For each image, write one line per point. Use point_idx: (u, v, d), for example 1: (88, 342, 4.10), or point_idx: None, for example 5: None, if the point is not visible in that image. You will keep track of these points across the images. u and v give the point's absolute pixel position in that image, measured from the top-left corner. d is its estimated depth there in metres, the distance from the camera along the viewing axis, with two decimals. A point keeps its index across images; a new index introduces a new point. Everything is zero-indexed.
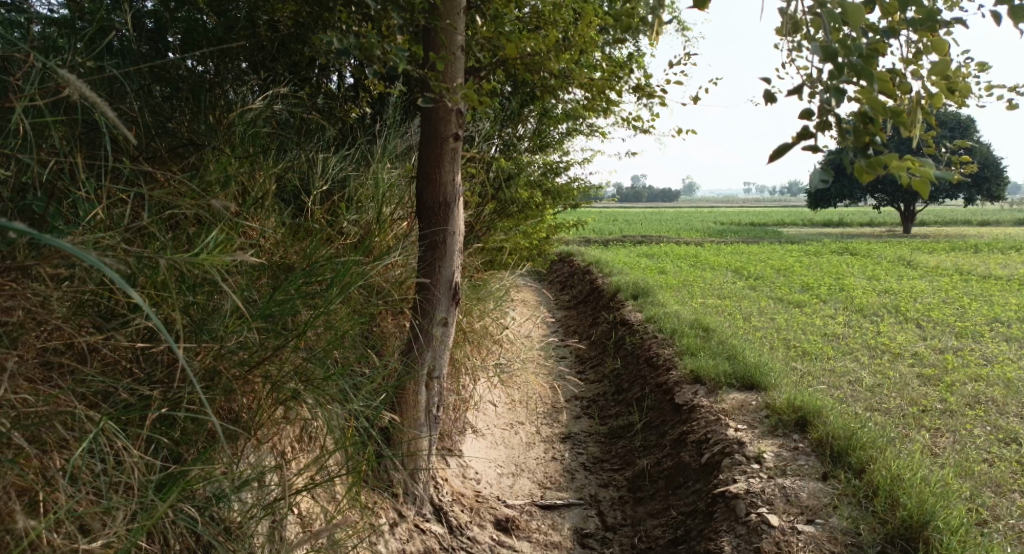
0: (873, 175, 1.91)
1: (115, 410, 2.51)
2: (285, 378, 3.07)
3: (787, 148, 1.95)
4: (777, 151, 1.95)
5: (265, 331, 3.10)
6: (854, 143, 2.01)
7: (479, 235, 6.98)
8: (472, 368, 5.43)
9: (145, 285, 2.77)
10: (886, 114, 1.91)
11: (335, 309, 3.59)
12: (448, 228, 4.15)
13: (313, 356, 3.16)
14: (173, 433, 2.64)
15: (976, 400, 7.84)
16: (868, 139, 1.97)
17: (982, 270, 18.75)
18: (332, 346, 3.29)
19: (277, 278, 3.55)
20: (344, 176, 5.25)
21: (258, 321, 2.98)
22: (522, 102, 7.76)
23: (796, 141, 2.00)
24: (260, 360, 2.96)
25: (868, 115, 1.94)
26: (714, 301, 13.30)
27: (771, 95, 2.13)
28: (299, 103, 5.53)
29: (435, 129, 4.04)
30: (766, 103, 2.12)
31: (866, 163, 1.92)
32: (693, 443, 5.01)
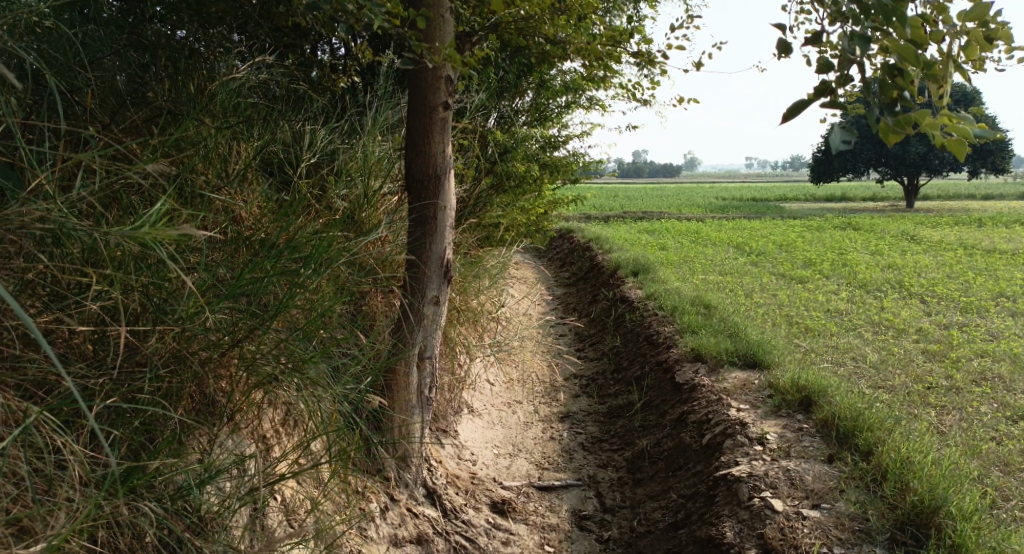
0: (902, 136, 1.74)
1: (63, 398, 2.34)
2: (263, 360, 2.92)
3: (804, 106, 1.78)
4: (793, 110, 1.77)
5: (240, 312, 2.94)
6: (876, 98, 1.84)
7: (475, 210, 6.81)
8: (467, 347, 5.29)
9: (102, 263, 2.59)
10: (915, 66, 1.74)
11: (319, 287, 3.43)
12: (439, 201, 3.97)
13: (293, 337, 3.00)
14: (138, 420, 2.49)
15: (982, 377, 7.71)
16: (895, 94, 1.81)
17: (988, 245, 18.55)
18: (314, 326, 3.13)
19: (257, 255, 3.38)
20: (333, 149, 5.07)
21: (230, 301, 2.82)
22: (519, 74, 7.55)
23: (814, 97, 1.83)
24: (234, 342, 2.80)
25: (897, 67, 1.79)
26: (716, 278, 13.14)
27: (785, 46, 1.94)
28: (285, 73, 5.34)
29: (424, 98, 3.85)
30: (780, 55, 1.94)
31: (893, 121, 1.77)
32: (694, 423, 4.88)
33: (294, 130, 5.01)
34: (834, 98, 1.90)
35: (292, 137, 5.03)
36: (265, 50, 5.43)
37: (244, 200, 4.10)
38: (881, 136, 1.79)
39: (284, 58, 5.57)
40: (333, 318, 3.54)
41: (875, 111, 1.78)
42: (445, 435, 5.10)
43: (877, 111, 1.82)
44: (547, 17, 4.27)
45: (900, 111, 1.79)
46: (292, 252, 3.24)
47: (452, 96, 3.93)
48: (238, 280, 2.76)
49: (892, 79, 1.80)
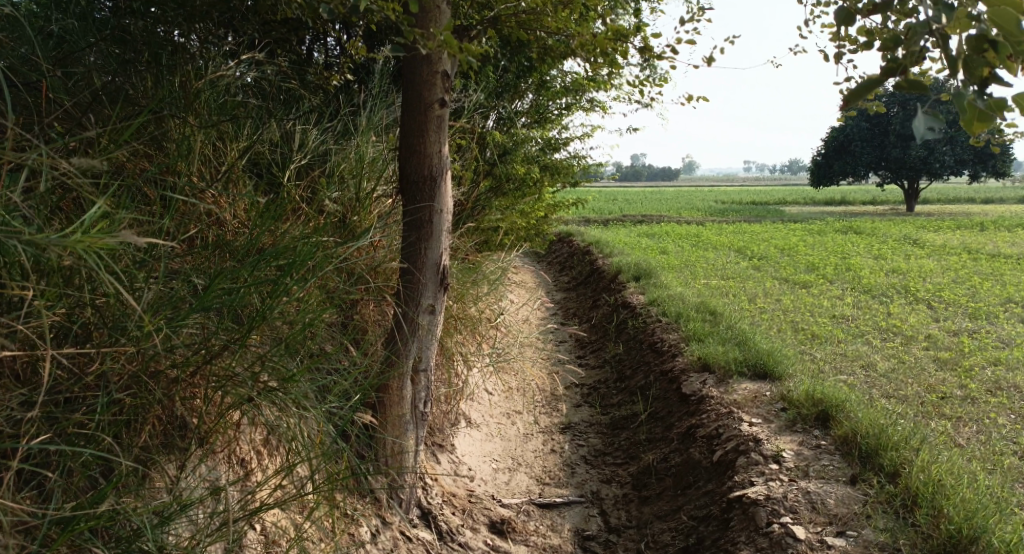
0: (990, 123, 1.55)
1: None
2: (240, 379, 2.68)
3: (868, 88, 1.60)
4: (858, 92, 1.59)
5: (215, 325, 2.70)
6: (965, 77, 1.63)
7: (473, 214, 6.58)
8: (465, 357, 5.04)
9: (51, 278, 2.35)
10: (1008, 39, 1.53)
11: (304, 297, 3.19)
12: (436, 204, 3.73)
13: (273, 353, 2.76)
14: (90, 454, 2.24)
15: (997, 387, 7.46)
16: (985, 73, 1.60)
17: (992, 248, 18.32)
18: (296, 341, 2.89)
19: (236, 261, 3.14)
20: (325, 150, 4.83)
21: (200, 315, 2.58)
22: (518, 73, 7.30)
23: (883, 77, 1.65)
24: (205, 361, 2.57)
25: (987, 42, 1.57)
26: (717, 282, 12.90)
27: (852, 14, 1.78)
28: (275, 70, 5.10)
29: (419, 95, 3.62)
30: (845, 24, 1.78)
31: (983, 106, 1.56)
32: (703, 438, 4.63)
33: (284, 129, 4.77)
34: (908, 77, 1.71)
35: (282, 136, 4.80)
36: (254, 46, 5.20)
37: (228, 203, 3.87)
38: (966, 125, 1.59)
39: (274, 55, 5.33)
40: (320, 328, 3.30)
41: (957, 95, 1.58)
42: (441, 450, 4.85)
43: (962, 93, 1.61)
44: (549, 10, 4.00)
45: (992, 93, 1.58)
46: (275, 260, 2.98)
47: (449, 92, 3.69)
48: (209, 290, 2.54)
49: (980, 55, 1.59)
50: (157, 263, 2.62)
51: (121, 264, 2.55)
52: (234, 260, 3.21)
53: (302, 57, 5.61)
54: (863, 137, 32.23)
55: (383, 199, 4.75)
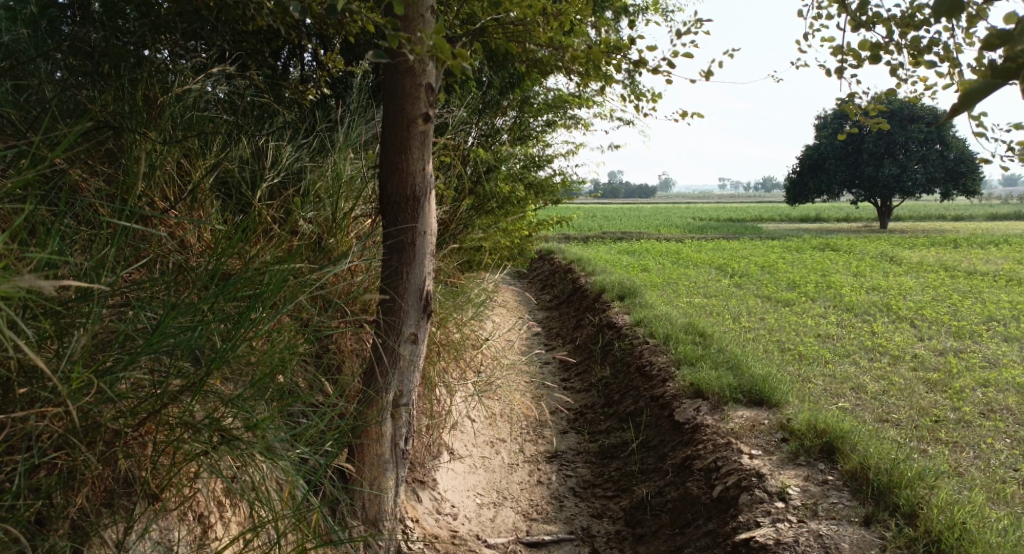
0: None
1: None
2: (199, 428, 2.43)
3: (980, 91, 1.38)
4: (970, 97, 1.37)
5: (166, 369, 2.46)
6: None
7: (455, 233, 6.32)
8: (448, 385, 4.77)
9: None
10: None
11: (267, 334, 2.95)
12: (418, 225, 3.47)
13: (234, 398, 2.52)
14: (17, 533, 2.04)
15: (989, 409, 7.32)
16: None
17: (968, 266, 18.39)
18: (261, 381, 2.64)
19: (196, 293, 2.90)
20: (301, 167, 4.57)
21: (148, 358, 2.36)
22: (501, 88, 7.09)
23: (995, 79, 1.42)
24: (153, 411, 2.36)
25: None
26: (700, 301, 12.74)
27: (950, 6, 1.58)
28: (247, 84, 4.85)
29: (401, 108, 3.38)
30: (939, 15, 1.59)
31: None
32: (700, 472, 4.40)
33: (257, 146, 4.52)
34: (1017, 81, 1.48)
35: (254, 154, 4.54)
36: (224, 59, 4.94)
37: (195, 225, 3.60)
38: None
39: (246, 67, 5.06)
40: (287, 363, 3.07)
41: None
42: (423, 487, 4.57)
43: None
44: (540, 20, 3.78)
45: None
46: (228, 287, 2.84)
47: (433, 107, 3.45)
48: (158, 333, 2.36)
49: None
50: (99, 303, 2.42)
51: (58, 307, 2.35)
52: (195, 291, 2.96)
53: (276, 70, 5.35)
54: (838, 155, 32.52)
55: (362, 219, 4.49)
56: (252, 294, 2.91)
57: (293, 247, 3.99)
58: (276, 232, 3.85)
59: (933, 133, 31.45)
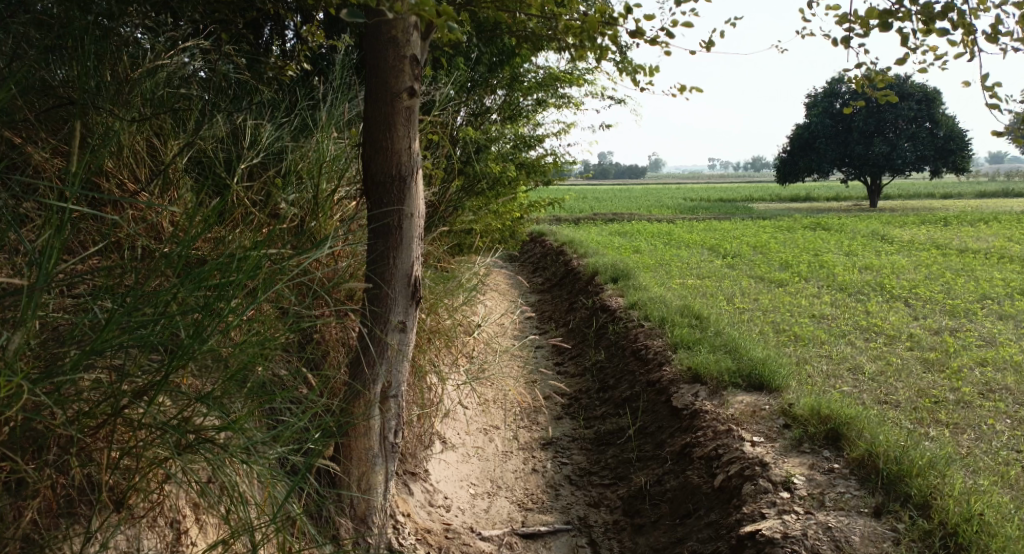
0: None
1: None
2: (163, 430, 2.31)
3: None
4: None
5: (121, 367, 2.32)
6: None
7: (445, 216, 6.13)
8: (439, 373, 4.60)
9: None
10: None
11: (234, 325, 2.80)
12: (405, 207, 3.29)
13: (200, 398, 2.39)
14: None
15: (988, 389, 7.21)
16: None
17: (960, 244, 18.30)
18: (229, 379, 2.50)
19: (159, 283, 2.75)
20: (283, 148, 4.37)
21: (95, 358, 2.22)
22: (490, 66, 6.88)
23: None
24: (106, 413, 2.23)
25: None
26: (694, 282, 12.61)
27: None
28: (224, 61, 4.63)
29: (386, 83, 3.18)
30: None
31: None
32: (701, 459, 4.26)
33: (235, 126, 4.32)
34: None
35: (231, 134, 4.33)
36: (199, 35, 4.72)
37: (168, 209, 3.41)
38: None
39: (222, 43, 4.85)
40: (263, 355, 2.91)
41: None
42: (415, 479, 4.42)
43: None
44: None
45: None
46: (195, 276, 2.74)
47: (419, 80, 3.26)
48: (103, 333, 2.21)
49: None
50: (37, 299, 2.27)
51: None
52: (157, 276, 2.81)
53: (255, 46, 5.13)
54: (828, 134, 32.37)
55: (348, 201, 4.29)
56: (219, 284, 2.76)
57: (275, 232, 3.80)
58: (254, 217, 3.68)
59: (922, 110, 31.33)
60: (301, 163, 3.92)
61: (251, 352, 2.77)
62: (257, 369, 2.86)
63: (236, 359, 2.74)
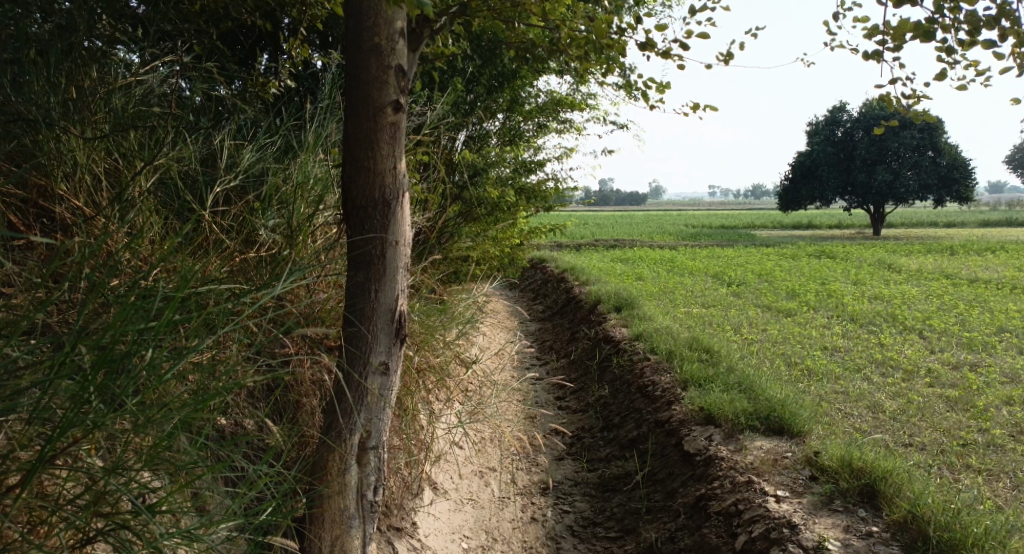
0: None
1: None
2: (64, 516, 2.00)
3: None
4: None
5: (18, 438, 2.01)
6: None
7: (440, 242, 5.75)
8: (429, 414, 4.18)
9: None
10: None
11: (173, 381, 2.45)
12: (389, 234, 2.91)
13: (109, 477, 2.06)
14: None
15: (1017, 431, 6.77)
16: None
17: (969, 273, 17.89)
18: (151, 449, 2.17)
19: (92, 337, 2.41)
20: (262, 168, 4.00)
21: None
22: (489, 86, 6.55)
23: None
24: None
25: None
26: (699, 311, 12.19)
27: None
28: (201, 75, 4.28)
29: (367, 95, 2.83)
30: None
31: None
32: (718, 516, 3.84)
33: (210, 145, 3.95)
34: None
35: (205, 152, 3.97)
36: (176, 48, 4.38)
37: (119, 239, 3.06)
38: None
39: (200, 56, 4.49)
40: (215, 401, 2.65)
41: None
42: (400, 534, 4.01)
43: None
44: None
45: None
46: (140, 316, 2.50)
47: (404, 94, 2.93)
48: None
49: None
50: None
51: None
52: (93, 325, 2.48)
53: (237, 61, 4.79)
54: (831, 162, 32.17)
55: (331, 225, 3.91)
56: (151, 337, 2.42)
57: (245, 261, 3.42)
58: (222, 246, 3.31)
59: (926, 138, 30.99)
60: (276, 187, 3.57)
61: (199, 407, 2.38)
62: (206, 425, 2.48)
63: (183, 413, 2.34)
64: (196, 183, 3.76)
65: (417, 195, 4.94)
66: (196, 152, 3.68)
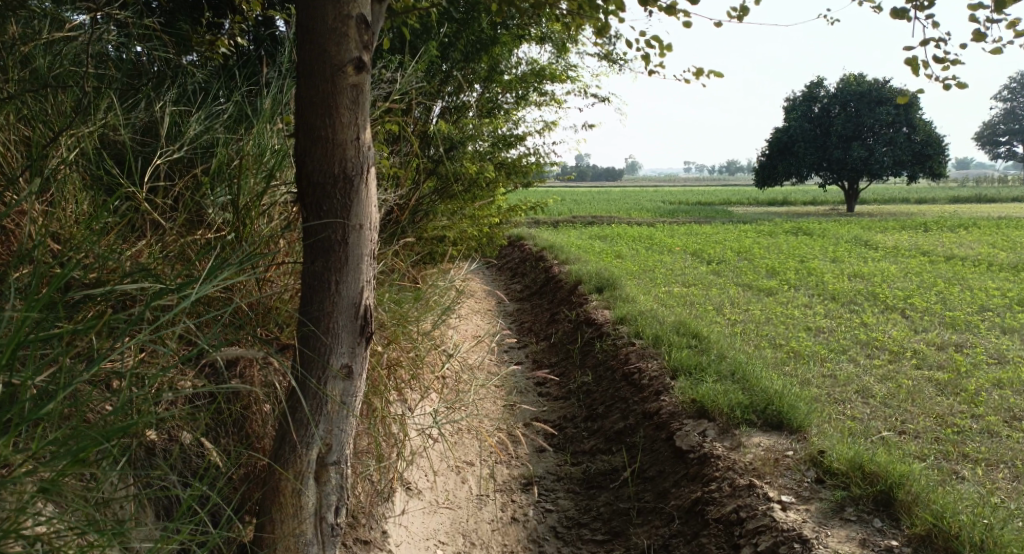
0: None
1: None
2: None
3: None
4: None
5: None
6: None
7: (414, 222, 5.33)
8: (401, 412, 3.81)
9: None
10: None
11: (81, 396, 2.05)
12: (351, 216, 2.51)
13: None
14: None
15: (1012, 417, 6.55)
16: None
17: (945, 250, 17.79)
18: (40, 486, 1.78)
19: None
20: (210, 140, 3.56)
21: None
22: (466, 53, 6.10)
23: None
24: None
25: None
26: (680, 290, 11.90)
27: None
28: (139, 34, 3.80)
29: (324, 51, 2.41)
30: None
31: None
32: (718, 523, 3.53)
33: (151, 112, 3.50)
34: None
35: (145, 122, 3.51)
36: (114, 3, 3.90)
37: (33, 222, 2.63)
38: None
39: (140, 12, 4.01)
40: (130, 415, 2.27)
41: None
42: (369, 546, 3.65)
43: None
44: None
45: None
46: (36, 316, 2.09)
47: (368, 51, 2.51)
48: None
49: None
50: None
51: None
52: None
53: (185, 20, 4.31)
54: (807, 138, 32.04)
55: (288, 205, 3.48)
56: (52, 341, 2.02)
57: (184, 247, 3.00)
58: (156, 230, 2.90)
59: (900, 114, 30.89)
60: (219, 162, 3.13)
61: (107, 429, 1.98)
62: (124, 449, 2.10)
63: (89, 436, 1.95)
64: (131, 156, 3.33)
65: (388, 170, 4.52)
66: (129, 120, 3.23)
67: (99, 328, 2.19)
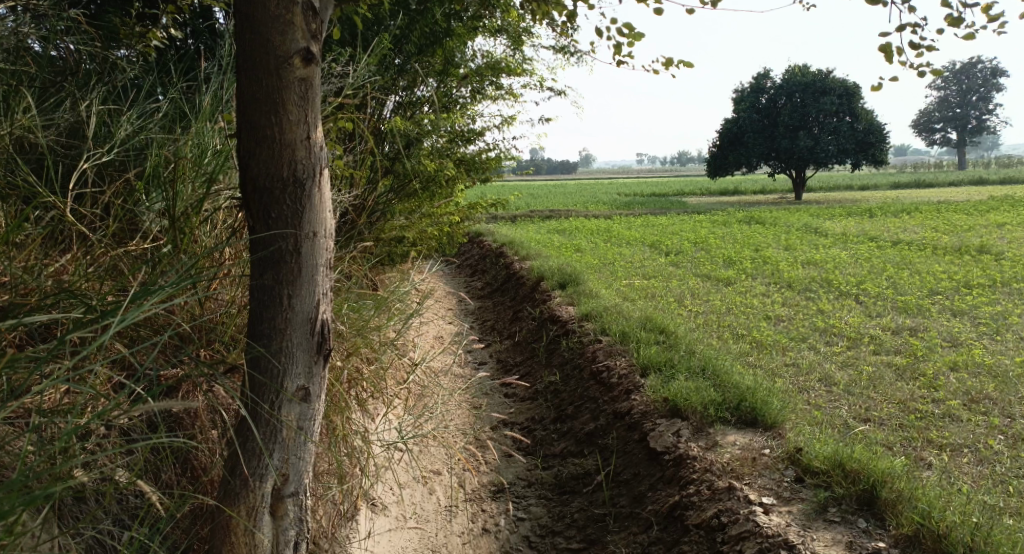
0: None
1: None
2: None
3: None
4: None
5: None
6: None
7: (371, 223, 5.12)
8: (364, 426, 3.61)
9: None
10: None
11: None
12: (304, 225, 2.32)
13: None
14: None
15: (971, 399, 6.60)
16: None
17: (892, 235, 18.12)
18: None
19: None
20: (145, 142, 3.30)
21: None
22: (419, 45, 5.88)
23: None
24: None
25: None
26: (640, 283, 11.85)
27: None
28: (62, 27, 3.50)
29: (267, 42, 2.20)
30: None
31: None
32: (699, 530, 3.42)
33: (78, 113, 3.23)
34: None
35: (71, 123, 3.23)
36: None
37: None
38: None
39: (63, 4, 3.70)
40: (49, 463, 2.07)
41: None
42: None
43: None
44: None
45: None
46: None
47: (317, 40, 2.30)
48: None
49: None
50: None
51: None
52: None
53: (115, 13, 4.01)
54: (756, 128, 32.45)
55: (233, 210, 3.25)
56: None
57: (118, 261, 2.76)
58: (78, 249, 2.66)
59: (845, 103, 31.48)
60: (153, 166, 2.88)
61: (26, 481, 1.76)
62: (47, 498, 1.88)
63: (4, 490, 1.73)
64: (56, 162, 3.07)
65: (341, 170, 4.29)
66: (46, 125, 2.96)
67: (13, 362, 1.96)
